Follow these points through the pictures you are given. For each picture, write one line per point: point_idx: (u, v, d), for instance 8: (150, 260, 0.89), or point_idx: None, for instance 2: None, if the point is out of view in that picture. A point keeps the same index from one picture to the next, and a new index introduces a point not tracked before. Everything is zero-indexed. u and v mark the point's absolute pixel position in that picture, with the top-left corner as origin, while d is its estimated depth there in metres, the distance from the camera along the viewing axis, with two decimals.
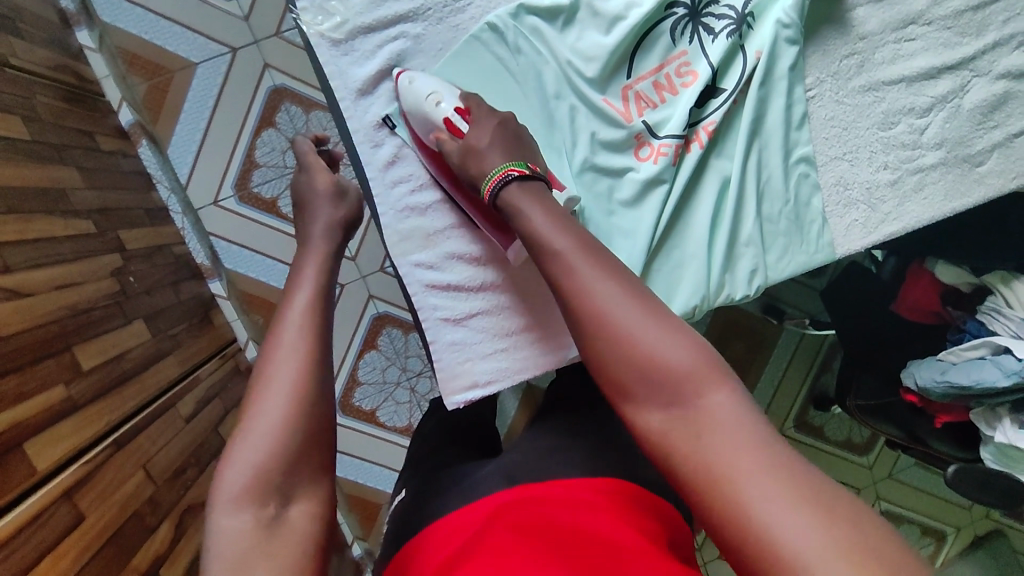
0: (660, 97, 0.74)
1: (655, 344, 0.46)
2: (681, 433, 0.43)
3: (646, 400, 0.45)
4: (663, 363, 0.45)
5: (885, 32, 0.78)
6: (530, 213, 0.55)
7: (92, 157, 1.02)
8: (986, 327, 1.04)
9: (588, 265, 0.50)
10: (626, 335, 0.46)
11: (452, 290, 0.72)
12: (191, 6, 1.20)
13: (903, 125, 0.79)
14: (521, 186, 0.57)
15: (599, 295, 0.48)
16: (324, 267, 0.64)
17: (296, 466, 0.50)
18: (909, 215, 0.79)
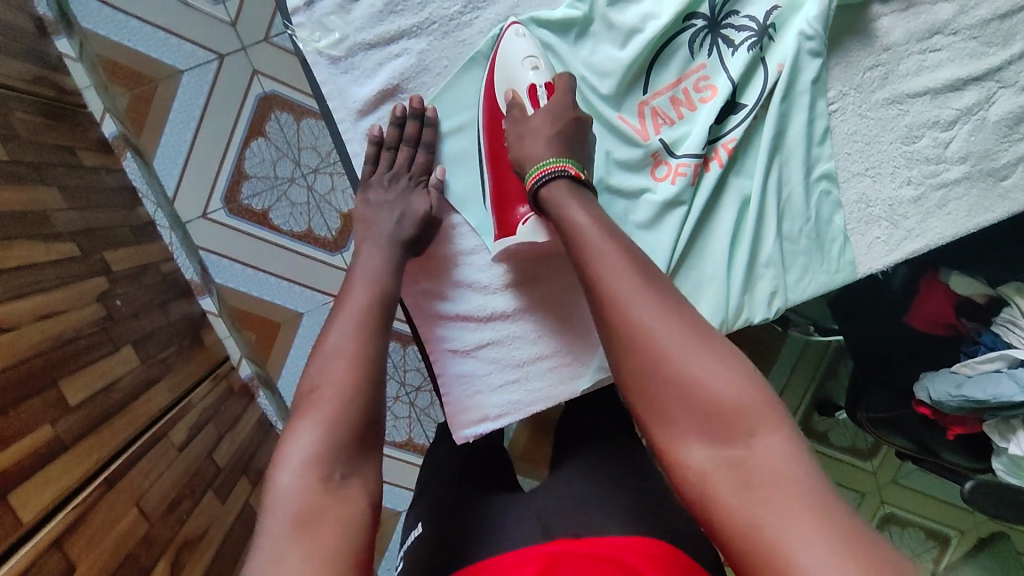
0: (678, 113, 0.70)
1: (703, 371, 0.44)
2: (725, 471, 0.42)
3: (689, 431, 0.44)
4: (710, 395, 0.44)
5: (910, 43, 0.74)
6: (577, 220, 0.54)
7: (73, 173, 0.96)
8: (1002, 339, 1.02)
9: (633, 280, 0.49)
10: (672, 359, 0.45)
11: (461, 320, 0.69)
12: (176, 12, 1.16)
13: (927, 139, 0.76)
14: (570, 186, 0.57)
15: (647, 314, 0.47)
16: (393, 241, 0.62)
17: (359, 435, 0.47)
18: (933, 232, 0.77)
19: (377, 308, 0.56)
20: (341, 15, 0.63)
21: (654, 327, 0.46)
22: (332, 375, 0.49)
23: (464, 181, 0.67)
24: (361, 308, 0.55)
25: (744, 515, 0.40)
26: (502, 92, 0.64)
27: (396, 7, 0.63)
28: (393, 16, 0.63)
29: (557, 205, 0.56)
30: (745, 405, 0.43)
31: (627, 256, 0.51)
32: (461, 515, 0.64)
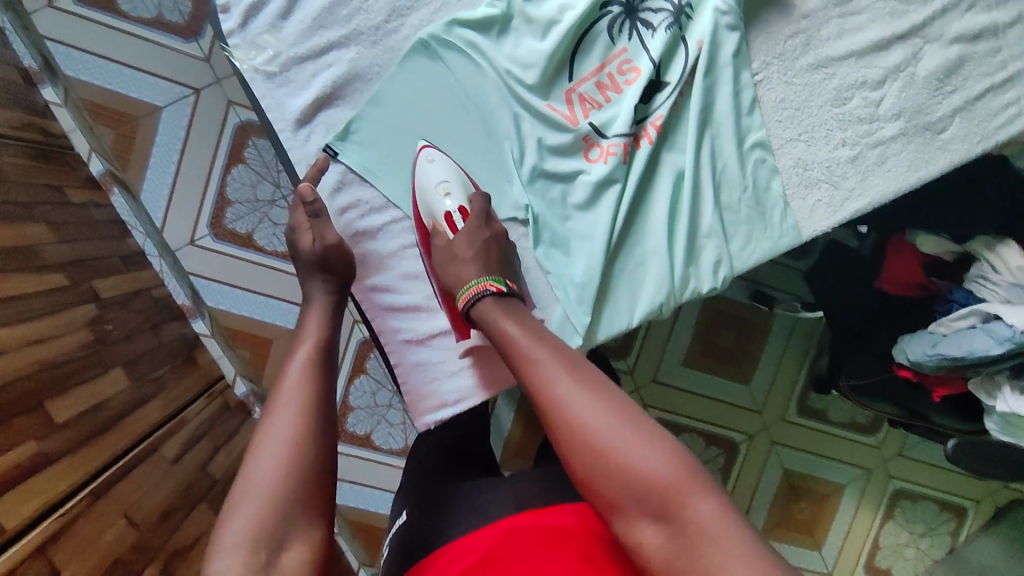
0: (605, 97, 0.73)
1: (635, 456, 0.45)
2: (673, 548, 0.43)
3: (634, 513, 0.45)
4: (641, 475, 0.44)
5: (828, 8, 0.76)
6: (505, 324, 0.56)
7: (63, 212, 1.02)
8: (975, 295, 1.02)
9: (563, 375, 0.50)
10: (606, 451, 0.46)
11: (411, 311, 0.73)
12: (151, 52, 1.22)
13: (858, 100, 0.78)
14: (497, 300, 0.59)
15: (576, 408, 0.48)
16: (326, 317, 0.63)
17: (293, 516, 0.48)
18: (873, 190, 0.79)
19: (313, 380, 0.57)
20: (274, 33, 0.67)
21: (584, 421, 0.47)
22: (265, 461, 0.50)
23: (400, 176, 0.70)
24: (295, 388, 0.55)
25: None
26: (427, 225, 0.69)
27: (324, 21, 0.67)
28: (323, 30, 0.67)
29: (487, 312, 0.58)
30: (675, 473, 0.44)
31: (553, 353, 0.52)
32: (445, 500, 0.68)
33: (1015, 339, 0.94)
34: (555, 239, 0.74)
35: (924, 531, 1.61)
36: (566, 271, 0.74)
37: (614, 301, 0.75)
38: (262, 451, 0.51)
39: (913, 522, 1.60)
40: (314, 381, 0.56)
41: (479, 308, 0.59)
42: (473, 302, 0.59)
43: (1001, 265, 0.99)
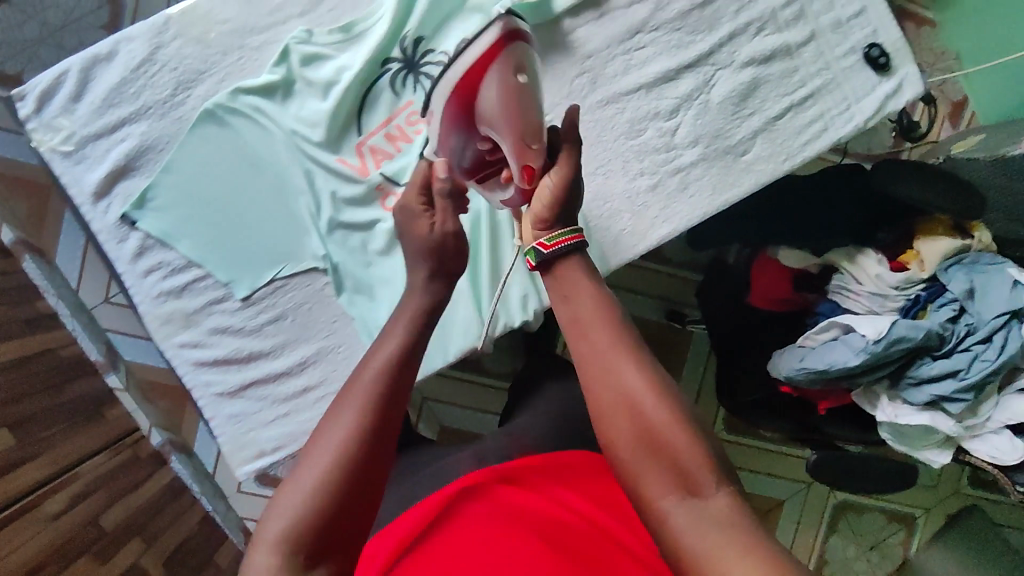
0: (396, 147, 0.76)
1: (679, 441, 0.43)
2: (687, 527, 0.41)
3: (659, 494, 0.42)
4: (678, 456, 0.43)
5: (611, 47, 0.78)
6: (579, 281, 0.51)
7: None
8: (840, 307, 1.06)
9: (623, 353, 0.46)
10: (654, 426, 0.43)
11: (220, 365, 0.76)
12: None
13: (653, 130, 0.80)
14: (577, 257, 0.52)
15: (626, 380, 0.45)
16: (420, 316, 0.54)
17: (332, 527, 0.43)
18: (678, 215, 0.80)
19: (384, 387, 0.48)
20: (68, 115, 0.72)
21: (633, 405, 0.44)
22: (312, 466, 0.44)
23: (200, 238, 0.74)
24: (364, 391, 0.47)
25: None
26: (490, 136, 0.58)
27: (113, 99, 0.72)
28: (114, 107, 0.72)
29: (556, 277, 0.52)
30: (708, 466, 0.43)
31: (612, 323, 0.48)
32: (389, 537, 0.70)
33: (871, 349, 0.94)
34: (358, 285, 0.77)
35: (873, 544, 1.58)
36: (371, 315, 0.77)
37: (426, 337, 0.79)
38: (318, 448, 0.45)
39: (861, 535, 1.57)
40: (385, 386, 0.48)
41: (556, 268, 0.52)
42: (555, 251, 0.52)
43: (861, 275, 1.01)
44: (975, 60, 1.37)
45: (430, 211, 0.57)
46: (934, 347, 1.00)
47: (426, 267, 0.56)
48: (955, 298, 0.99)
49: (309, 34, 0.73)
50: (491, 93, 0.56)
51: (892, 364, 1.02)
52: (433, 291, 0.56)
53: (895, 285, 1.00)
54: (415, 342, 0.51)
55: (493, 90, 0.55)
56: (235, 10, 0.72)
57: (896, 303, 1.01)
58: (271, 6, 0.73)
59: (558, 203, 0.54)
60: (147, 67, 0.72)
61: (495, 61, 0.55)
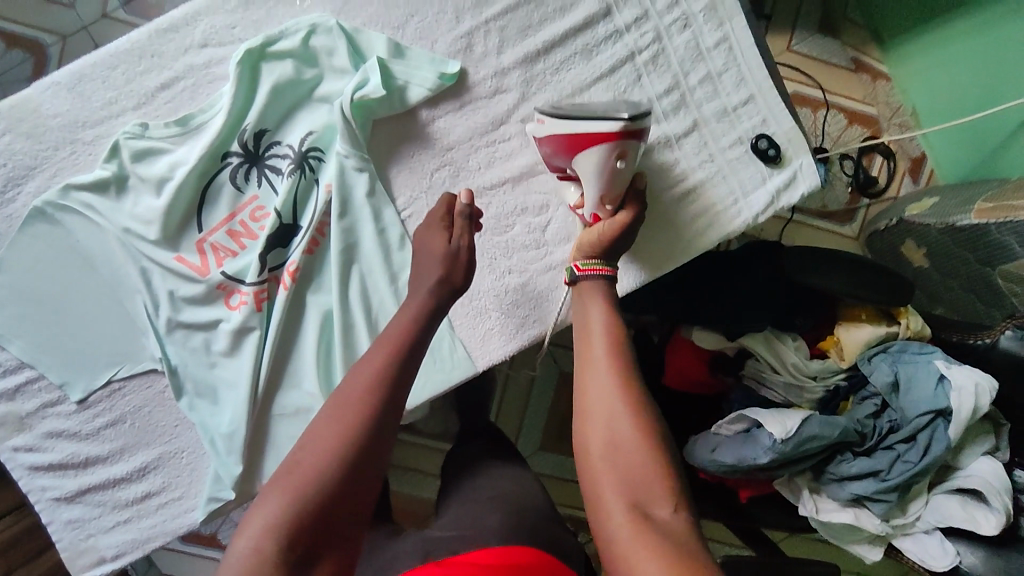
0: (238, 244, 0.71)
1: (638, 450, 0.50)
2: (629, 532, 0.46)
3: (611, 496, 0.48)
4: (636, 467, 0.49)
5: (474, 138, 0.74)
6: (590, 309, 0.61)
7: None
8: (758, 394, 0.95)
9: (610, 365, 0.55)
10: (620, 434, 0.51)
11: (55, 469, 0.71)
12: None
13: (520, 226, 0.75)
14: (609, 285, 0.63)
15: (604, 398, 0.53)
16: (418, 322, 0.58)
17: (326, 515, 0.46)
18: (549, 315, 0.74)
19: (385, 386, 0.52)
20: None
21: (609, 409, 0.52)
22: (318, 446, 0.48)
23: (30, 338, 0.70)
24: (366, 386, 0.51)
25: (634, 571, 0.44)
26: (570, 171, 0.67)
27: None
28: None
29: (581, 294, 0.63)
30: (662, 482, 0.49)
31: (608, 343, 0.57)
32: None
33: (778, 447, 0.86)
34: (199, 389, 0.71)
35: None
36: (212, 422, 0.70)
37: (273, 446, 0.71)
38: (326, 432, 0.48)
39: None
40: (387, 384, 0.52)
41: (581, 285, 0.64)
42: (586, 274, 0.63)
43: (778, 365, 0.92)
44: (937, 116, 1.27)
45: (448, 227, 0.64)
46: (855, 443, 0.91)
47: (433, 276, 0.61)
48: (877, 392, 0.91)
49: (143, 129, 0.69)
50: (590, 162, 0.63)
51: (810, 459, 0.91)
52: (436, 298, 0.60)
53: (811, 375, 0.92)
54: (414, 348, 0.56)
55: (592, 163, 0.63)
56: (66, 103, 0.69)
57: (814, 394, 0.92)
58: (105, 98, 0.70)
59: (608, 245, 0.65)
60: None
61: (605, 143, 0.61)
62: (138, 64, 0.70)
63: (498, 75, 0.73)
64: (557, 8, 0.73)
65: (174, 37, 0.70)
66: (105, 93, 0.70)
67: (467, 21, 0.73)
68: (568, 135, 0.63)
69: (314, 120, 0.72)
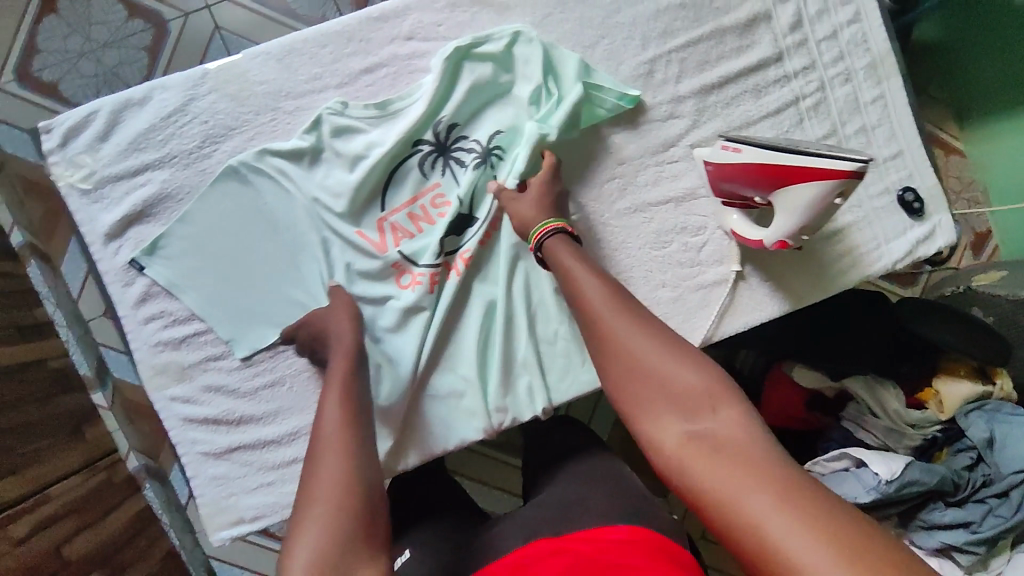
0: (417, 227, 0.75)
1: (670, 367, 0.49)
2: (690, 446, 0.45)
3: (658, 421, 0.48)
4: (677, 383, 0.48)
5: (646, 156, 0.77)
6: (569, 261, 0.60)
7: None
8: (853, 436, 1.02)
9: (609, 302, 0.54)
10: (648, 359, 0.50)
11: (208, 424, 0.73)
12: None
13: (677, 244, 0.78)
14: (565, 239, 0.63)
15: (618, 332, 0.52)
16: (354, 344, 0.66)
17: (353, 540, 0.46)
18: (696, 331, 0.78)
19: (349, 415, 0.57)
20: (91, 153, 0.71)
21: (628, 343, 0.51)
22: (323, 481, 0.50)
23: (206, 294, 0.73)
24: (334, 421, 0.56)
25: (705, 483, 0.43)
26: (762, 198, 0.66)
27: (139, 144, 0.71)
28: (138, 152, 0.71)
29: (553, 250, 0.62)
30: (707, 385, 0.48)
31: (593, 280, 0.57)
32: None
33: (880, 490, 0.91)
34: None
35: None
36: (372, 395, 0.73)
37: (427, 421, 0.76)
38: (322, 468, 0.51)
39: None
40: (356, 433, 0.55)
41: (549, 246, 0.63)
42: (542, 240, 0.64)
43: (879, 409, 0.98)
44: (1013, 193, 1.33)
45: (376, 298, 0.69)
46: (947, 493, 0.96)
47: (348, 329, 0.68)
48: (973, 445, 0.96)
49: (344, 107, 0.72)
50: (801, 196, 0.61)
51: (903, 503, 0.97)
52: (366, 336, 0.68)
53: (911, 422, 0.97)
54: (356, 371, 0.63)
55: (804, 198, 0.60)
56: (274, 73, 0.72)
57: (913, 441, 0.98)
58: (310, 73, 0.73)
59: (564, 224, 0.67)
60: (177, 116, 0.71)
61: (829, 180, 0.58)
62: (346, 46, 0.73)
63: (674, 101, 0.77)
64: (734, 47, 0.77)
65: (383, 26, 0.74)
66: (312, 68, 0.73)
67: (651, 48, 0.76)
68: (780, 164, 0.61)
69: (501, 117, 0.75)
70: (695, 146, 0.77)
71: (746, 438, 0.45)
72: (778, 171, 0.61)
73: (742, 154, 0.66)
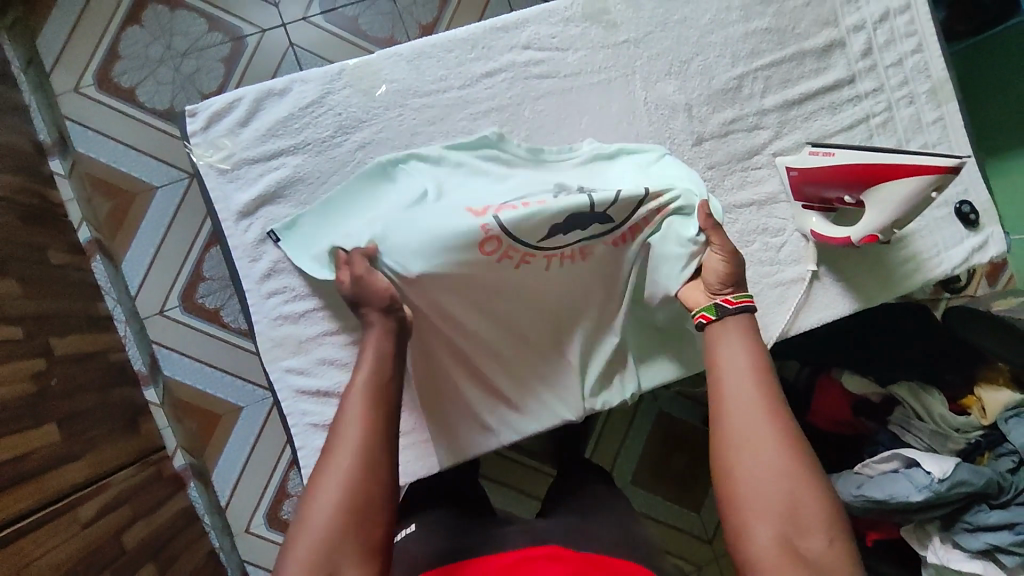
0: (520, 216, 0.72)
1: (801, 495, 0.59)
2: (790, 562, 0.56)
3: (767, 530, 0.58)
4: (803, 509, 0.59)
5: (732, 163, 0.85)
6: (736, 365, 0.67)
7: (41, 321, 1.05)
8: (900, 439, 1.07)
9: (765, 420, 0.63)
10: (788, 481, 0.60)
11: (320, 396, 0.76)
12: (144, 132, 1.36)
13: (759, 243, 0.85)
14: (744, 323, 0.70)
15: (766, 451, 0.61)
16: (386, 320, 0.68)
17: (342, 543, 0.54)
18: (775, 326, 0.84)
19: (375, 412, 0.62)
20: (231, 137, 0.76)
21: (774, 465, 0.61)
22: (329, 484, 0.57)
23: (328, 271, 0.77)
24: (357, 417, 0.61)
25: None
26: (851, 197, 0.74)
27: (277, 131, 0.77)
28: (275, 138, 0.77)
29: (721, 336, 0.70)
30: (823, 520, 0.58)
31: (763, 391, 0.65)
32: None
33: (932, 487, 0.96)
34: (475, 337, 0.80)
35: None
36: None
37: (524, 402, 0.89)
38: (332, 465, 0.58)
39: None
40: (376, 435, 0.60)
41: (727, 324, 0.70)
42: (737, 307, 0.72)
43: (924, 413, 1.04)
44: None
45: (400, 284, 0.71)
46: (991, 496, 1.02)
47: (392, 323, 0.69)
48: (1014, 449, 1.01)
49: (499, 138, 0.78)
50: (898, 191, 0.69)
51: (949, 505, 1.02)
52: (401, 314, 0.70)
53: (956, 426, 1.03)
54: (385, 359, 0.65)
55: (906, 187, 0.68)
56: (404, 73, 0.79)
57: (958, 444, 1.03)
58: (436, 75, 0.80)
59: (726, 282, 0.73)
60: (314, 108, 0.77)
61: (929, 176, 0.67)
62: (470, 51, 0.80)
63: (759, 114, 0.85)
64: (813, 69, 0.87)
65: (504, 35, 0.81)
66: (439, 70, 0.80)
67: (739, 66, 0.85)
68: (878, 162, 0.70)
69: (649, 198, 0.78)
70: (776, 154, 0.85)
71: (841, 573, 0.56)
72: (877, 170, 0.70)
73: (836, 156, 0.75)
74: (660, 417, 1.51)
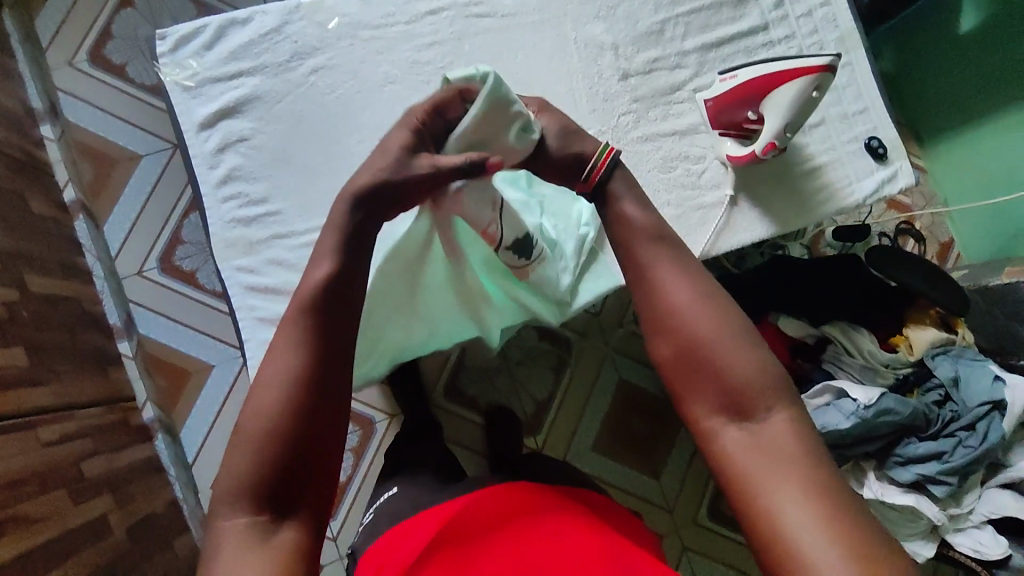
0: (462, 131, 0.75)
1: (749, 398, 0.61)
2: (754, 466, 0.58)
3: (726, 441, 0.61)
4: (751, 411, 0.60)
5: (656, 97, 0.93)
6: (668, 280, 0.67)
7: (17, 257, 1.11)
8: (833, 377, 1.14)
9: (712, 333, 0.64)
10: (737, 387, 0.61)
11: (267, 292, 0.83)
12: (131, 105, 1.45)
13: (681, 169, 0.92)
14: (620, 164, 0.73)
15: (714, 363, 0.63)
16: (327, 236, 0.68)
17: (285, 470, 0.58)
18: (697, 244, 0.91)
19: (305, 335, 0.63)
20: (196, 58, 0.85)
21: (725, 377, 0.62)
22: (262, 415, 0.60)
23: (281, 180, 0.85)
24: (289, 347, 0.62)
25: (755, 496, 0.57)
26: (750, 112, 0.85)
27: (237, 54, 0.86)
28: (236, 61, 0.86)
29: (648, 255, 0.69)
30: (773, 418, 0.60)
31: (700, 300, 0.65)
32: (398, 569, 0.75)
33: (859, 412, 1.03)
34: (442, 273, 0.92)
35: None
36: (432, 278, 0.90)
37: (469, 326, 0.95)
38: (263, 391, 0.61)
39: None
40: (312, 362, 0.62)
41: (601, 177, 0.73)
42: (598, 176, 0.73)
43: (855, 350, 1.12)
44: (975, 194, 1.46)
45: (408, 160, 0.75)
46: (920, 428, 1.06)
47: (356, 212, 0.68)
48: (940, 384, 1.08)
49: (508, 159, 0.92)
50: (787, 96, 0.81)
51: (881, 439, 1.06)
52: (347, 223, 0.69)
53: (884, 362, 1.11)
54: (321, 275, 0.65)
55: (790, 94, 0.80)
56: (355, 9, 0.88)
57: (886, 378, 1.11)
58: (385, 11, 0.88)
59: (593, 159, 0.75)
60: (272, 35, 0.86)
61: (811, 76, 0.80)
62: None
63: (680, 54, 0.94)
64: (730, 16, 0.95)
65: None
66: (387, 8, 0.88)
67: (662, 12, 0.94)
68: (767, 74, 0.81)
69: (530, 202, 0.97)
70: (697, 90, 0.94)
71: (789, 456, 0.58)
72: (769, 79, 0.81)
73: (737, 78, 0.84)
74: (620, 383, 1.55)
